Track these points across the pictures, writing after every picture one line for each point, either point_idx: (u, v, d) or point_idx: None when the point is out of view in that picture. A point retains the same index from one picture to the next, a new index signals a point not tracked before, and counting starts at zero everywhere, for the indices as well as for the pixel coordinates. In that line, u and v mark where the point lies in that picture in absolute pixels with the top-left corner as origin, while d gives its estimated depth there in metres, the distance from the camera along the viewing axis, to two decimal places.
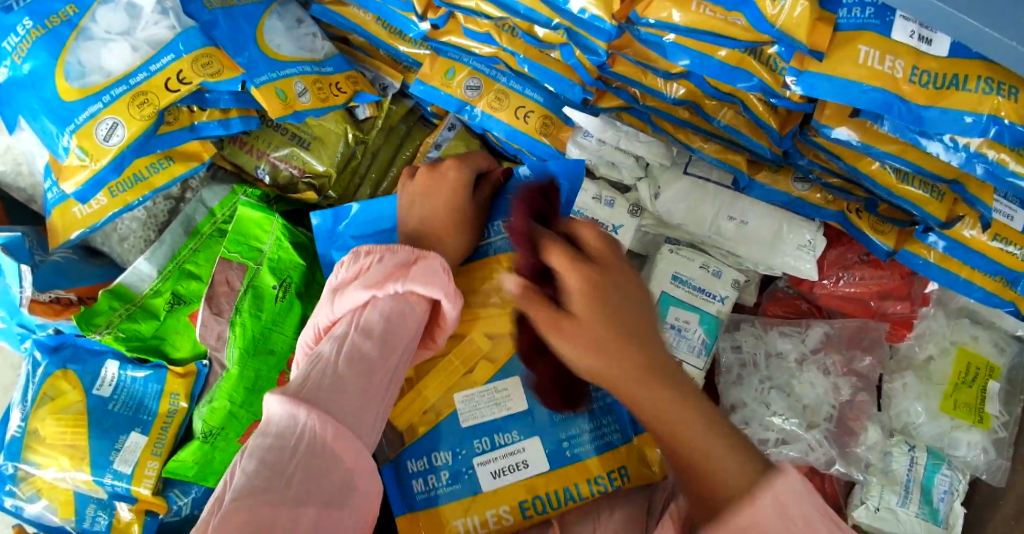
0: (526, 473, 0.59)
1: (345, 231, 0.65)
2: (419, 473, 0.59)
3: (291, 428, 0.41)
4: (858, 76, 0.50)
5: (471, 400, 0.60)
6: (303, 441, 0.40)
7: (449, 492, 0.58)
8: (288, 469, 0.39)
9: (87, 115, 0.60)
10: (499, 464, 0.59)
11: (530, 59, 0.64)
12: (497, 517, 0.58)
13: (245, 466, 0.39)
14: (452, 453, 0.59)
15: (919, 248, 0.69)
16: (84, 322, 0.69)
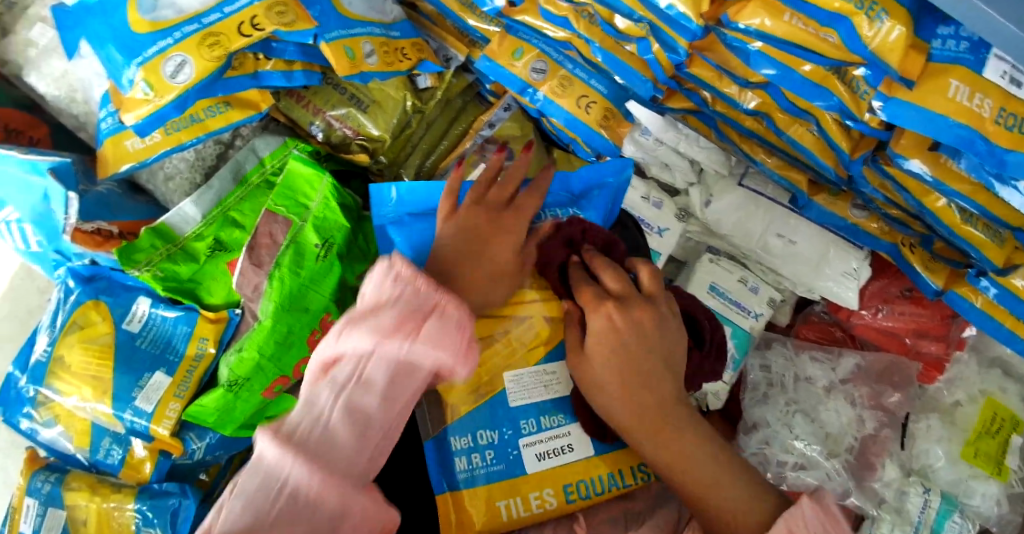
0: (572, 458, 0.55)
1: (398, 210, 0.60)
2: (463, 451, 0.53)
3: (275, 475, 0.36)
4: (945, 110, 0.47)
5: (519, 380, 0.55)
6: (294, 490, 0.35)
7: (491, 471, 0.53)
8: (269, 518, 0.35)
9: (156, 49, 0.59)
10: (544, 446, 0.54)
11: (605, 50, 0.62)
12: (539, 500, 0.53)
13: (229, 506, 0.35)
14: (497, 433, 0.54)
15: (968, 292, 0.67)
16: (124, 257, 0.69)
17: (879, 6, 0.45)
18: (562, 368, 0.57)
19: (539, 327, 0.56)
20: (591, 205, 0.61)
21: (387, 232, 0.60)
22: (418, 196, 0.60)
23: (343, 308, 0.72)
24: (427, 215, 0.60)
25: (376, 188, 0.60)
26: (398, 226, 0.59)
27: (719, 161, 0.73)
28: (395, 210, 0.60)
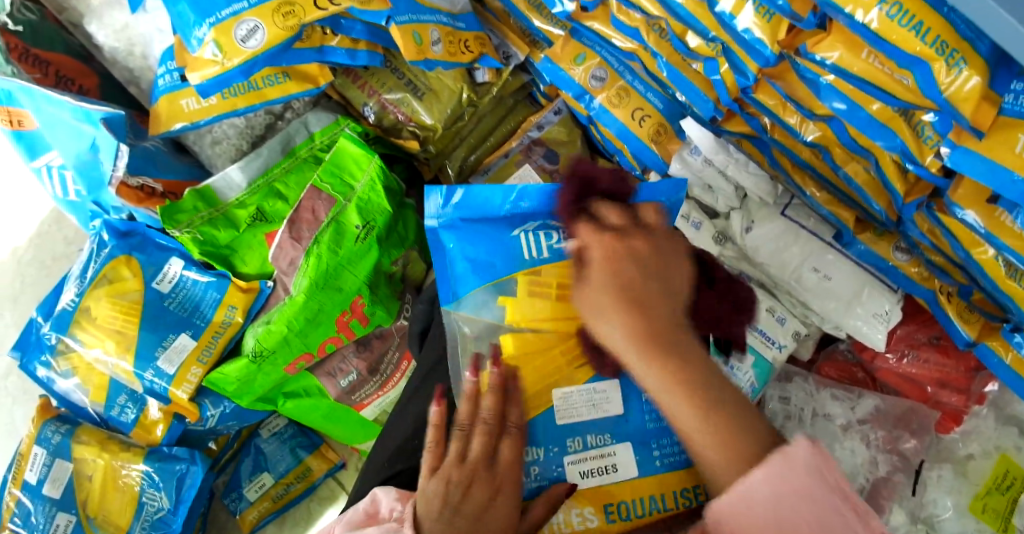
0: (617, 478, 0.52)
1: (451, 214, 0.59)
2: None
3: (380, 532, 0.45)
4: (1012, 164, 0.47)
5: (568, 398, 0.54)
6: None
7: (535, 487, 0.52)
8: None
9: (231, 12, 0.61)
10: (590, 464, 0.52)
11: (671, 64, 0.63)
12: (581, 518, 0.51)
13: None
14: (544, 449, 0.53)
15: (998, 346, 0.67)
16: (167, 216, 0.70)
17: (959, 54, 0.45)
18: (615, 386, 0.54)
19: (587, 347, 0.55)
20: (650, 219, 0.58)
21: (440, 238, 0.59)
22: (473, 201, 0.58)
23: (375, 293, 0.72)
24: (483, 221, 0.59)
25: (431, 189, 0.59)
26: (451, 231, 0.59)
27: (765, 191, 0.73)
28: (448, 213, 0.59)
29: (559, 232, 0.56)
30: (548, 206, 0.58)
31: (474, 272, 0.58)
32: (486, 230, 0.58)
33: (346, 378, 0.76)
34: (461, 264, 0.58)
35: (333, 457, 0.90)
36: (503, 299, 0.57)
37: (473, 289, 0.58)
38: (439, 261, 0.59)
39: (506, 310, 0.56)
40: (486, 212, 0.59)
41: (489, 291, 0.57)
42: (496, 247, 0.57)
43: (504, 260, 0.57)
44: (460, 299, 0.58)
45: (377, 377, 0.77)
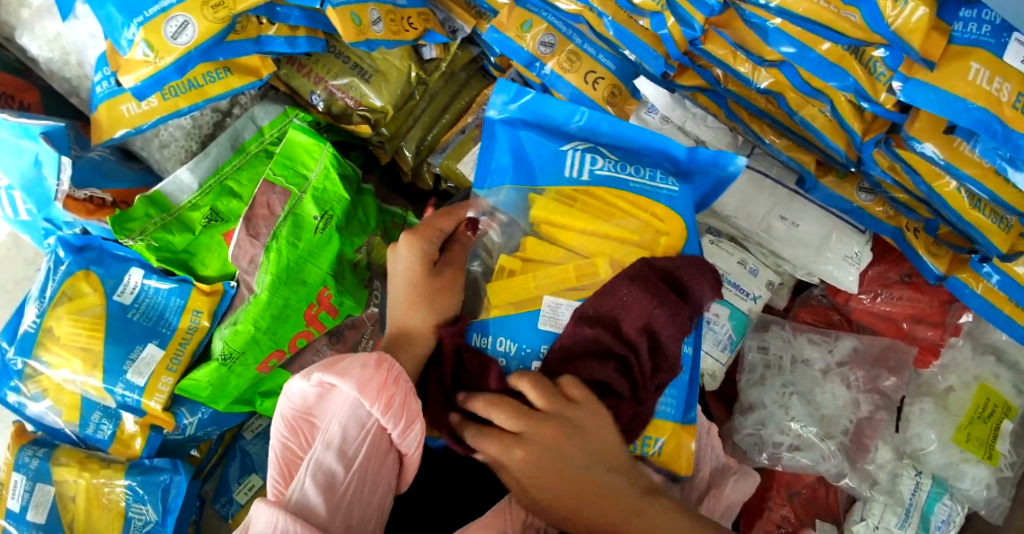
0: None
1: (513, 112, 0.56)
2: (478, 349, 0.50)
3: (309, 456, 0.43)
4: (965, 93, 0.48)
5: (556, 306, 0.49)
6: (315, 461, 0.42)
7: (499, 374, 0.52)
8: None
9: (159, 9, 0.58)
10: None
11: (618, 23, 0.61)
12: None
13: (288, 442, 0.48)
14: (519, 346, 0.49)
15: (969, 278, 0.69)
16: (118, 225, 0.67)
17: None
18: None
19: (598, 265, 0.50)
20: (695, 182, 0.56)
21: (496, 130, 0.55)
22: (541, 107, 0.55)
23: (342, 283, 0.71)
24: (543, 130, 0.55)
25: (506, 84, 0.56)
26: (509, 128, 0.55)
27: (725, 142, 0.73)
28: (511, 111, 0.56)
29: (605, 159, 0.53)
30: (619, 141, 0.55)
31: (514, 165, 0.54)
32: (538, 136, 0.54)
33: None
34: (503, 156, 0.55)
35: None
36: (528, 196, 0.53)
37: (507, 184, 0.54)
38: (487, 148, 0.56)
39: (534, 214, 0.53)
40: (548, 123, 0.55)
41: (518, 190, 0.54)
42: (539, 157, 0.54)
43: (545, 166, 0.53)
44: (492, 187, 0.54)
45: None
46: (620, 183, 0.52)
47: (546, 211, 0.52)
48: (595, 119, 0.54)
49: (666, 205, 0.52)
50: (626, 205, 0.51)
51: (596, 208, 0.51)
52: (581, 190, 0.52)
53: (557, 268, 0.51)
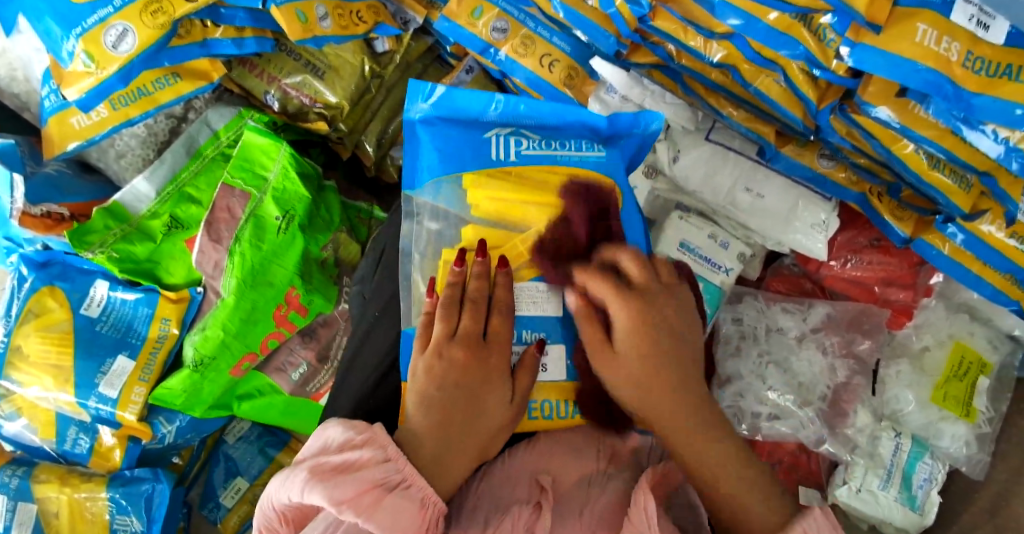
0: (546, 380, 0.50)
1: (429, 111, 0.54)
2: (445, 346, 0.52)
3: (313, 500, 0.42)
4: (914, 55, 0.47)
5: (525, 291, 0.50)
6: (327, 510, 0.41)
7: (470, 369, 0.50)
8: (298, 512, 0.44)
9: (96, 19, 0.57)
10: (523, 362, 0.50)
11: (565, 4, 0.61)
12: None
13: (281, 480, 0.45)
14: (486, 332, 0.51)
15: (935, 239, 0.69)
16: (77, 239, 0.67)
17: None
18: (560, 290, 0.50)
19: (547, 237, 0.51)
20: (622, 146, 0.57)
21: (416, 131, 0.54)
22: (454, 101, 0.54)
23: (309, 283, 0.70)
24: (460, 123, 0.54)
25: (415, 83, 0.55)
26: (428, 127, 0.54)
27: (686, 117, 0.72)
28: (426, 110, 0.54)
29: (531, 140, 0.53)
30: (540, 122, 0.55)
31: (442, 159, 0.52)
32: (460, 131, 0.53)
33: (297, 371, 0.74)
34: (428, 154, 0.53)
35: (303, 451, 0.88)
36: (460, 190, 0.52)
37: (438, 180, 0.52)
38: (408, 151, 0.54)
39: (472, 206, 0.52)
40: (466, 115, 0.55)
41: (450, 183, 0.52)
42: (465, 150, 0.52)
43: (471, 154, 0.52)
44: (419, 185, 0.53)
45: (327, 365, 0.75)
46: (550, 159, 0.52)
47: (483, 192, 0.51)
48: (513, 104, 0.54)
49: (598, 170, 0.53)
50: (557, 179, 0.52)
51: (527, 185, 0.51)
52: (512, 170, 0.52)
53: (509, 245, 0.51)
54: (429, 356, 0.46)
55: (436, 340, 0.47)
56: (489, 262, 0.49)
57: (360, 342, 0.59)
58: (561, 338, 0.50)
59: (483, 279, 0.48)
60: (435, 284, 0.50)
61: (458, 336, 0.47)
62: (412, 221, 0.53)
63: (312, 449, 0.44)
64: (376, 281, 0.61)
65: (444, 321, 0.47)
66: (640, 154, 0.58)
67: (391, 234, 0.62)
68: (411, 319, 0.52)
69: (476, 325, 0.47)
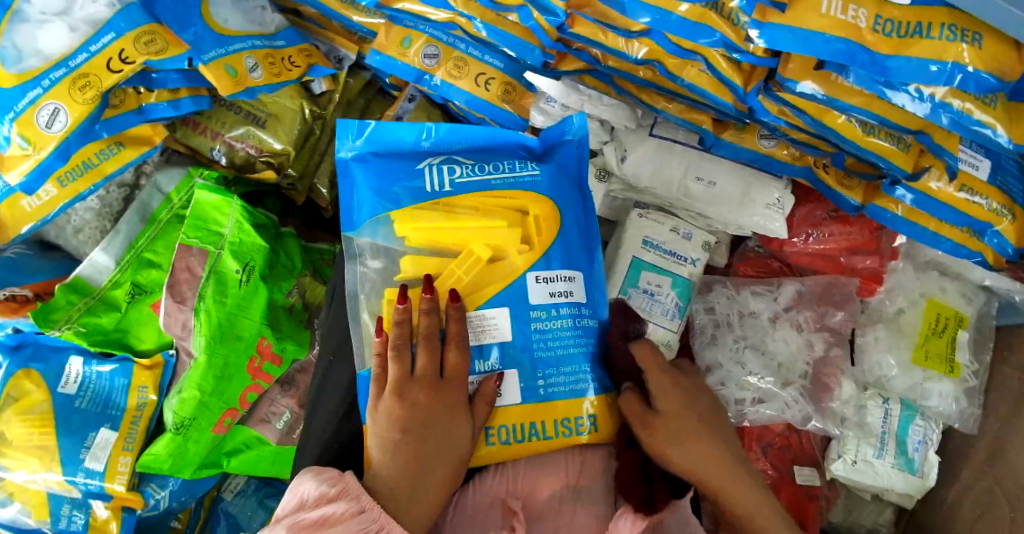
0: (505, 405, 0.51)
1: (361, 148, 0.56)
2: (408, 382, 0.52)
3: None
4: (821, 26, 0.48)
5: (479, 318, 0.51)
6: None
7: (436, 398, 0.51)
8: None
9: (28, 101, 0.58)
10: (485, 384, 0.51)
11: (488, 23, 0.61)
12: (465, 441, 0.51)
13: None
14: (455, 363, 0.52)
15: (887, 202, 0.69)
16: (41, 318, 0.67)
17: None
18: (504, 313, 0.51)
19: (481, 255, 0.52)
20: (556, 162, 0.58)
21: (350, 168, 0.56)
22: (386, 135, 0.56)
23: (279, 330, 0.71)
24: (393, 157, 0.56)
25: (345, 123, 0.57)
26: (361, 164, 0.56)
27: (626, 116, 0.72)
28: (358, 147, 0.56)
29: (462, 166, 0.55)
30: (469, 148, 0.57)
31: (377, 197, 0.53)
32: (393, 164, 0.55)
33: (280, 420, 0.75)
34: (365, 194, 0.54)
35: None
36: (397, 225, 0.53)
37: (375, 217, 0.53)
38: (347, 189, 0.56)
39: (407, 240, 0.53)
40: (397, 148, 0.57)
41: (387, 220, 0.53)
42: (399, 183, 0.54)
43: (405, 189, 0.53)
44: (360, 224, 0.54)
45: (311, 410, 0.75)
46: (481, 184, 0.54)
47: (418, 223, 0.52)
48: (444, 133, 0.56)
49: (530, 190, 0.55)
50: (489, 203, 0.53)
51: (460, 213, 0.53)
52: (445, 199, 0.53)
53: (448, 272, 0.52)
54: (390, 399, 0.47)
55: (394, 381, 0.48)
56: (438, 298, 0.50)
57: (319, 388, 0.60)
58: (513, 363, 0.51)
59: (433, 314, 0.49)
60: (384, 323, 0.51)
61: (417, 376, 0.48)
62: (356, 262, 0.54)
63: (286, 507, 0.45)
64: (331, 321, 0.62)
65: (399, 362, 0.48)
66: (579, 167, 0.59)
67: (338, 275, 0.63)
68: (366, 362, 0.52)
69: (433, 362, 0.48)
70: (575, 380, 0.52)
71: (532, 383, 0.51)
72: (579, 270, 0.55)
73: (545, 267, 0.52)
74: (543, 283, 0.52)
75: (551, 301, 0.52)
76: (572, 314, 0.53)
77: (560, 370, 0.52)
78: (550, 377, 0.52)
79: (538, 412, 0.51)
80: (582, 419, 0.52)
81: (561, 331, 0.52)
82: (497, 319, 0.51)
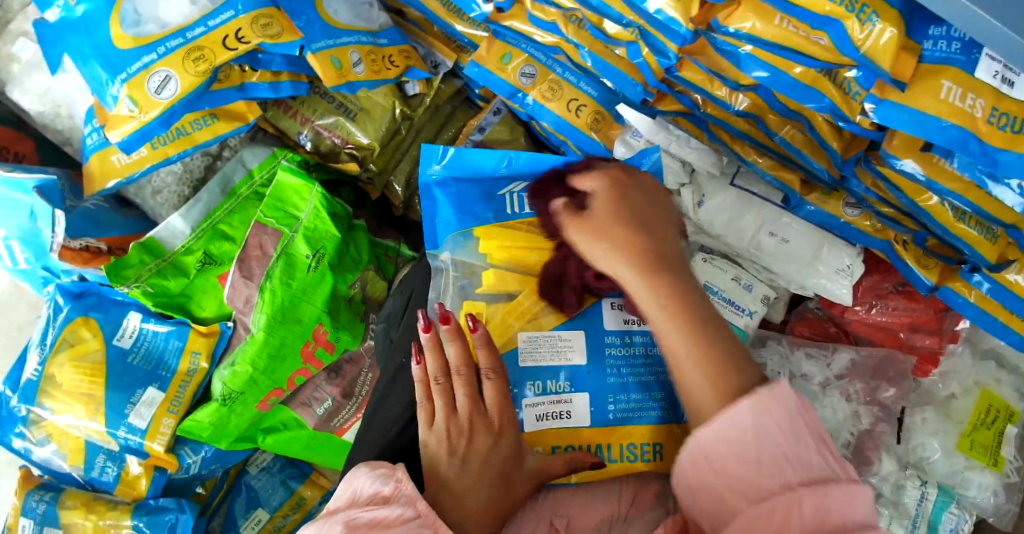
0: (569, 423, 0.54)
1: (443, 173, 0.58)
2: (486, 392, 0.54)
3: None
4: (937, 112, 0.47)
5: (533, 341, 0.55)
6: None
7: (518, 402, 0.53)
8: None
9: (140, 65, 0.59)
10: (545, 409, 0.53)
11: (594, 53, 0.63)
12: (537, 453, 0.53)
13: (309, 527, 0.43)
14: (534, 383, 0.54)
15: (961, 287, 0.67)
16: (113, 274, 0.68)
17: (870, 8, 0.45)
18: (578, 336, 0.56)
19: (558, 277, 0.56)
20: None
21: (432, 193, 0.58)
22: (468, 161, 0.58)
23: (337, 319, 0.71)
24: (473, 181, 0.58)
25: (427, 150, 0.58)
26: (443, 189, 0.58)
27: (710, 162, 0.72)
28: (440, 173, 0.58)
29: None
30: None
31: (462, 219, 0.57)
32: (475, 188, 0.58)
33: (321, 406, 0.75)
34: (447, 216, 0.58)
35: (325, 484, 0.88)
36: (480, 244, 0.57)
37: (459, 235, 0.58)
38: (428, 211, 0.59)
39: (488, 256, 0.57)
40: (479, 173, 0.58)
41: (473, 239, 0.57)
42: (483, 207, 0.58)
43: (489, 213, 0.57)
44: (441, 245, 0.58)
45: (352, 401, 0.76)
46: None
47: (500, 243, 0.57)
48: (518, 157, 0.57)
49: None
50: None
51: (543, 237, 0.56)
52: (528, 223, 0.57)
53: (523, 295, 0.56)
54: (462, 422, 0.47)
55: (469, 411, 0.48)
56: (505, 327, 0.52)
57: (384, 393, 0.61)
58: (584, 387, 0.55)
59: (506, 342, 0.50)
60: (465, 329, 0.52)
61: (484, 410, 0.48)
62: (440, 276, 0.58)
63: (343, 501, 0.44)
64: (401, 329, 0.63)
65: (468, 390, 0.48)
66: None
67: (417, 281, 0.65)
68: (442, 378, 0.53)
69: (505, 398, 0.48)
70: (642, 401, 0.55)
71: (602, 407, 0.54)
72: None
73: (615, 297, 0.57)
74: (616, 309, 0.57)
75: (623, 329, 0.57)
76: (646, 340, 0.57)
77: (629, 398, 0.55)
78: (618, 402, 0.55)
79: (578, 437, 0.54)
80: (646, 446, 0.54)
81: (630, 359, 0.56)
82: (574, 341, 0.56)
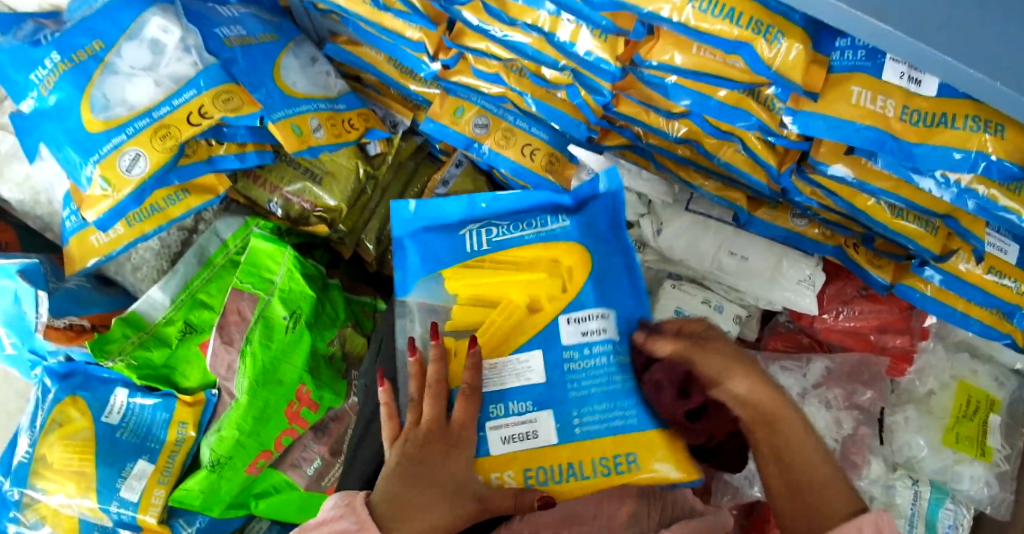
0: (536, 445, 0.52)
1: (410, 224, 0.63)
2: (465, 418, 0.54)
3: None
4: (852, 116, 0.50)
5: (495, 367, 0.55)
6: None
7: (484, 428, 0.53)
8: None
9: (111, 146, 0.63)
10: (510, 430, 0.53)
11: (537, 99, 0.67)
12: (499, 480, 0.51)
13: None
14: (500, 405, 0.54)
15: (916, 282, 0.70)
16: (97, 349, 0.71)
17: (775, 28, 0.47)
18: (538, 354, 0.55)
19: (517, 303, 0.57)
20: (593, 211, 0.61)
21: (401, 243, 0.62)
22: (429, 210, 0.63)
23: (318, 378, 0.73)
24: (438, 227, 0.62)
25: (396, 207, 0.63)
26: (412, 237, 0.62)
27: (663, 191, 0.77)
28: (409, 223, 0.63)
29: (499, 227, 0.60)
30: (507, 211, 0.63)
31: (422, 263, 0.61)
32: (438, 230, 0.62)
33: (311, 466, 0.76)
34: (413, 261, 0.61)
35: None
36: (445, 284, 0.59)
37: (423, 281, 0.60)
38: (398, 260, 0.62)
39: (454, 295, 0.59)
40: (443, 221, 0.63)
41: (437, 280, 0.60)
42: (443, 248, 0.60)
43: (449, 253, 0.60)
44: (408, 290, 0.60)
45: (340, 458, 0.77)
46: (518, 239, 0.59)
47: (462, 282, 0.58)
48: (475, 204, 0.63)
49: (564, 239, 0.59)
50: (529, 258, 0.59)
51: (507, 267, 0.58)
52: (487, 257, 0.59)
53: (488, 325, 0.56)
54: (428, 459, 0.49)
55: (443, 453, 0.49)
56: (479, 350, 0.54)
57: None
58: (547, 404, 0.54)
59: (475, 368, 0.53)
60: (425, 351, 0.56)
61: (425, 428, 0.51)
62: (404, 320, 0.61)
63: None
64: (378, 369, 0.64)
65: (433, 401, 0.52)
66: (616, 211, 0.61)
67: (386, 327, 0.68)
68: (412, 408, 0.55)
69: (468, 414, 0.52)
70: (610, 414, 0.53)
71: (568, 424, 0.53)
72: (615, 308, 0.57)
73: (575, 308, 0.56)
74: (574, 323, 0.56)
75: (583, 341, 0.55)
76: (607, 351, 0.55)
77: (594, 409, 0.53)
78: (585, 416, 0.53)
79: (547, 457, 0.52)
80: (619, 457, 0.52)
81: (594, 369, 0.55)
82: (531, 361, 0.55)
